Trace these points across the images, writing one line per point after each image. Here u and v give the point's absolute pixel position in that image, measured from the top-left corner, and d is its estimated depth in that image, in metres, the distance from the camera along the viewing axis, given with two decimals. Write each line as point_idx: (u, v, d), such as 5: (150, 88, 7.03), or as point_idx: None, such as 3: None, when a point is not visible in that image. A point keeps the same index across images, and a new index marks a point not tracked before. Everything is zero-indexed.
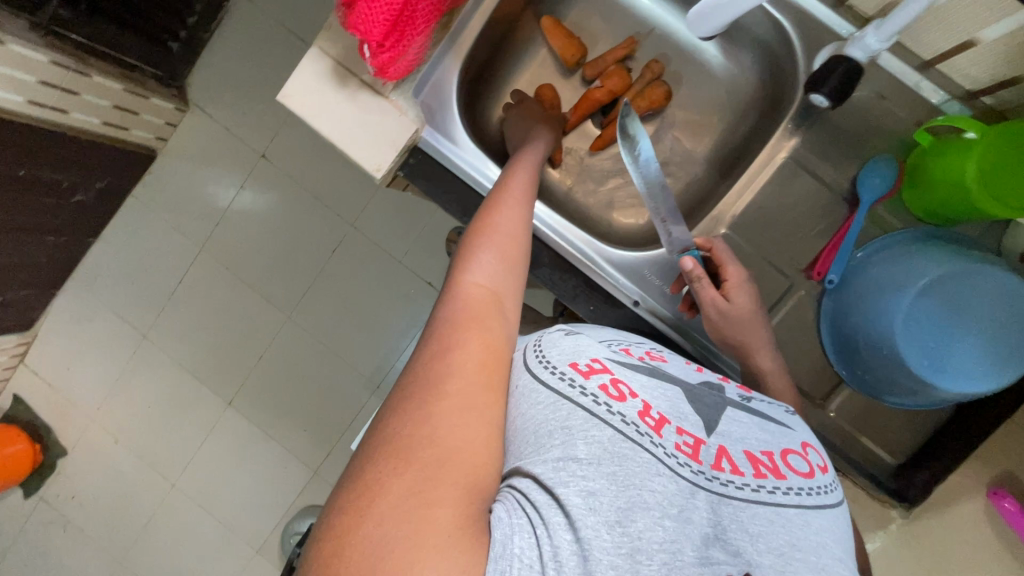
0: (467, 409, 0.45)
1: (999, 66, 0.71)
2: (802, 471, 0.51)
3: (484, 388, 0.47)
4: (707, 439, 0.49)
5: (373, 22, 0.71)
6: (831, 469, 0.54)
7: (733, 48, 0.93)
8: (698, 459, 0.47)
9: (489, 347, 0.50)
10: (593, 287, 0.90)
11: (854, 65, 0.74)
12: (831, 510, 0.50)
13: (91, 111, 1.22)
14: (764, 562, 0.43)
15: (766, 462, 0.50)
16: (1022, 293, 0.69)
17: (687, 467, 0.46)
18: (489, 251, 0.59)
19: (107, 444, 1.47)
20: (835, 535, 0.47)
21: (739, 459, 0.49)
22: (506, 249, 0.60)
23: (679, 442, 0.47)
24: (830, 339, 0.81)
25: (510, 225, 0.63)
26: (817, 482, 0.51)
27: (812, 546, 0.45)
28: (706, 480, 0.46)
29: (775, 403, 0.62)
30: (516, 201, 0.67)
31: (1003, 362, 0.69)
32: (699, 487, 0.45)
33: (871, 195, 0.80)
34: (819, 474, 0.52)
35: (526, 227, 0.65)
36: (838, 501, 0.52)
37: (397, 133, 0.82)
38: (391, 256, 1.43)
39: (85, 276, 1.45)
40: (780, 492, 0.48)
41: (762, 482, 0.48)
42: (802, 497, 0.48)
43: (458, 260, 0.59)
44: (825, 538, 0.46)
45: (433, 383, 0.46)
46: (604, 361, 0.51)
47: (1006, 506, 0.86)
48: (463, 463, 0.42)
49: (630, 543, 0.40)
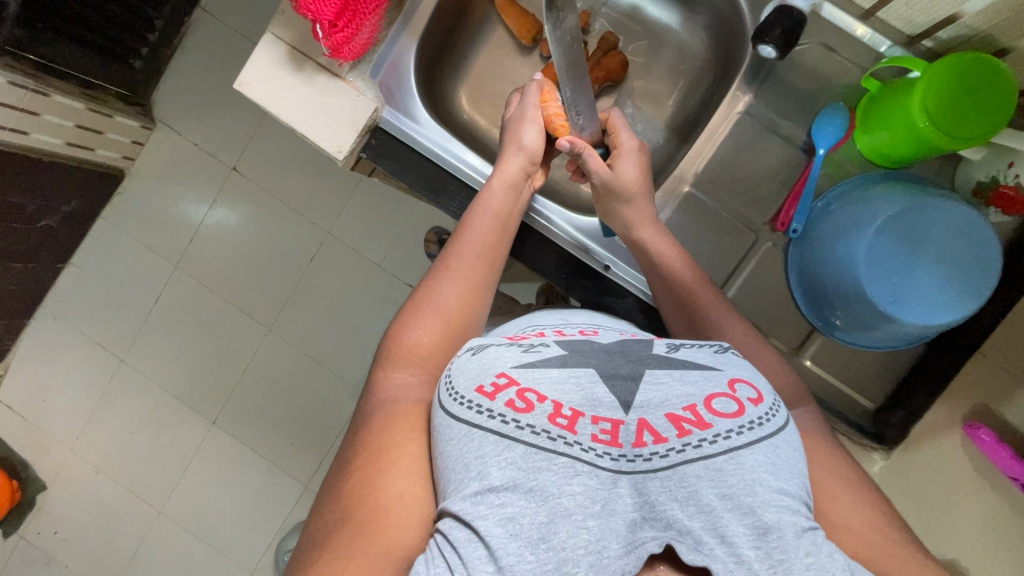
0: (379, 474, 0.46)
1: (932, 9, 0.66)
2: (729, 411, 0.43)
3: (398, 458, 0.47)
4: (626, 418, 0.43)
5: (323, 1, 0.64)
6: (770, 395, 0.45)
7: (684, 12, 0.89)
8: (618, 444, 0.42)
9: (406, 414, 0.51)
10: (563, 255, 0.81)
11: (797, 13, 0.70)
12: (770, 442, 0.42)
13: (53, 131, 1.18)
14: (697, 526, 0.39)
15: (689, 416, 0.43)
16: (974, 220, 0.64)
17: (607, 457, 0.41)
18: (422, 323, 0.60)
19: (89, 475, 1.46)
20: (778, 470, 0.41)
21: (661, 425, 0.42)
22: (437, 324, 0.60)
23: (596, 434, 0.42)
24: (797, 285, 0.76)
25: (450, 295, 0.63)
26: (749, 417, 0.43)
27: (746, 489, 0.40)
28: (629, 463, 0.41)
29: (705, 344, 0.51)
30: (470, 257, 0.66)
31: (962, 291, 0.65)
32: (620, 474, 0.41)
33: (827, 140, 0.75)
34: (751, 407, 0.43)
35: (469, 293, 0.64)
36: (782, 426, 0.44)
37: (355, 113, 0.74)
38: (365, 261, 1.40)
39: (54, 304, 1.44)
40: (706, 445, 0.41)
41: (687, 440, 0.41)
42: (734, 438, 0.41)
43: (395, 327, 0.61)
44: (761, 474, 0.40)
45: (373, 456, 0.47)
46: (510, 370, 0.45)
47: (983, 438, 0.73)
48: (388, 535, 0.42)
49: (554, 558, 0.37)
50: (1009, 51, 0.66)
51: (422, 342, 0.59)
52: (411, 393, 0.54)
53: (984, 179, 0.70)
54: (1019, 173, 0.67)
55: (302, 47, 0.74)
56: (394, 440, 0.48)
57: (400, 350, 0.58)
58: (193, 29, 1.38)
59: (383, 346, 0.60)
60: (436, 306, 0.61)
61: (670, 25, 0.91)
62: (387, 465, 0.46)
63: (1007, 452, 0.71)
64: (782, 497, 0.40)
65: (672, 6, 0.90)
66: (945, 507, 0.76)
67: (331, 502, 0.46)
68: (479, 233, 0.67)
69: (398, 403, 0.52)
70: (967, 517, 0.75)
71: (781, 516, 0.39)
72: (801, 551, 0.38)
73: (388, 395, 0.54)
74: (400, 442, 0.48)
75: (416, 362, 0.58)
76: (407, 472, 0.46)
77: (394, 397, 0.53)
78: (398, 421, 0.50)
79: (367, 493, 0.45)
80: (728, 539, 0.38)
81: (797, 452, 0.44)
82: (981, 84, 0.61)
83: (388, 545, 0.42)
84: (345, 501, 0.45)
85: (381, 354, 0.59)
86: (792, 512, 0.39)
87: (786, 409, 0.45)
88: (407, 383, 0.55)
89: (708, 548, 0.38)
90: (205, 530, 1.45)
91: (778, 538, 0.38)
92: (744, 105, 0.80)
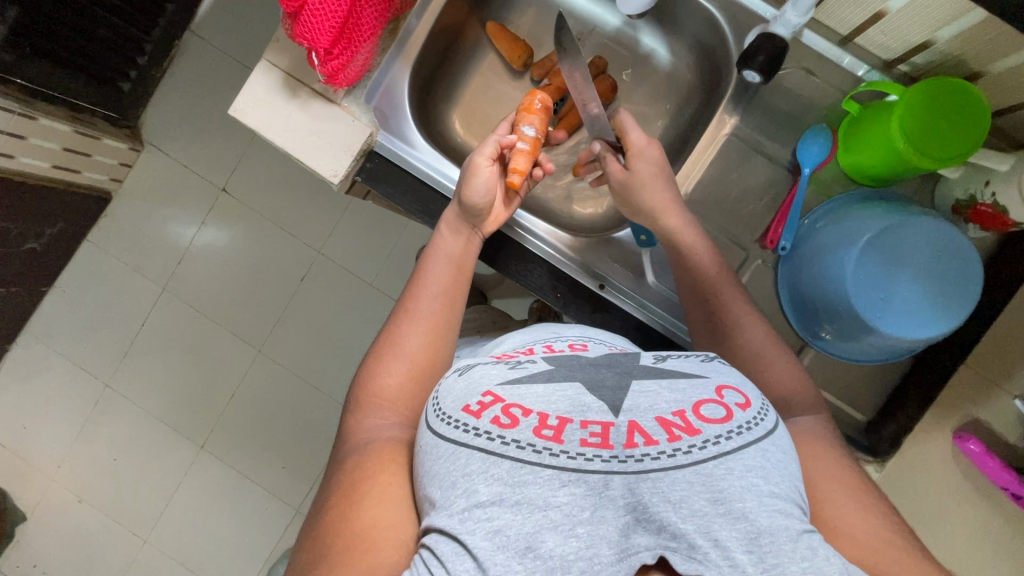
0: (356, 505, 0.46)
1: (909, 35, 0.69)
2: (718, 417, 0.43)
3: (372, 490, 0.47)
4: (616, 420, 0.43)
5: (320, 30, 0.66)
6: (757, 403, 0.46)
7: (673, 37, 0.91)
8: (608, 446, 0.42)
9: (381, 451, 0.51)
10: (558, 275, 0.82)
11: (779, 41, 0.73)
12: (758, 446, 0.43)
13: (38, 154, 1.17)
14: (689, 529, 0.39)
15: (678, 421, 0.43)
16: (954, 240, 0.67)
17: (597, 459, 0.41)
18: (389, 363, 0.60)
19: (71, 504, 1.41)
20: (772, 474, 0.42)
21: (651, 428, 0.43)
22: (404, 364, 0.60)
23: (585, 438, 0.42)
24: (787, 298, 0.78)
25: (415, 338, 0.62)
26: (737, 423, 0.43)
27: (738, 490, 0.40)
28: (620, 464, 0.41)
29: (693, 354, 0.52)
30: (439, 303, 0.65)
31: (944, 310, 0.67)
32: (612, 475, 0.41)
33: (811, 160, 0.77)
34: (738, 412, 0.44)
35: (438, 331, 0.63)
36: (772, 430, 0.44)
37: (349, 137, 0.75)
38: (358, 281, 1.40)
39: (37, 329, 1.41)
40: (696, 449, 0.41)
41: (677, 445, 0.41)
42: (723, 443, 0.42)
43: (362, 369, 0.61)
44: (752, 478, 0.41)
45: (352, 488, 0.47)
46: (496, 388, 0.45)
47: (972, 449, 0.73)
48: (366, 561, 0.42)
49: (542, 567, 0.38)
50: (981, 75, 0.69)
51: (391, 383, 0.58)
52: (387, 432, 0.54)
53: (963, 197, 0.73)
54: (995, 192, 0.69)
55: (296, 73, 0.75)
56: (368, 474, 0.48)
57: (371, 394, 0.58)
58: (182, 53, 1.38)
59: (352, 393, 0.60)
60: (401, 349, 0.61)
61: (656, 49, 0.94)
62: (364, 497, 0.46)
63: (995, 463, 0.72)
64: (774, 501, 0.40)
65: (658, 32, 0.92)
66: (939, 516, 0.76)
67: (306, 546, 0.45)
68: (435, 275, 0.67)
69: (373, 442, 0.52)
70: (959, 528, 0.76)
71: (773, 520, 0.39)
72: (795, 555, 0.38)
73: (362, 438, 0.54)
74: (376, 475, 0.48)
75: (388, 404, 0.57)
76: (381, 501, 0.46)
77: (368, 439, 0.53)
78: (373, 459, 0.50)
79: (342, 527, 0.45)
80: (720, 543, 0.38)
81: (788, 455, 0.44)
82: (963, 114, 0.64)
83: (369, 568, 0.41)
84: (320, 539, 0.45)
85: (353, 401, 0.58)
86: (786, 516, 0.40)
87: (774, 413, 0.46)
88: (379, 423, 0.55)
89: (701, 553, 0.38)
90: (191, 559, 1.41)
91: (771, 541, 0.38)
92: (731, 127, 0.82)
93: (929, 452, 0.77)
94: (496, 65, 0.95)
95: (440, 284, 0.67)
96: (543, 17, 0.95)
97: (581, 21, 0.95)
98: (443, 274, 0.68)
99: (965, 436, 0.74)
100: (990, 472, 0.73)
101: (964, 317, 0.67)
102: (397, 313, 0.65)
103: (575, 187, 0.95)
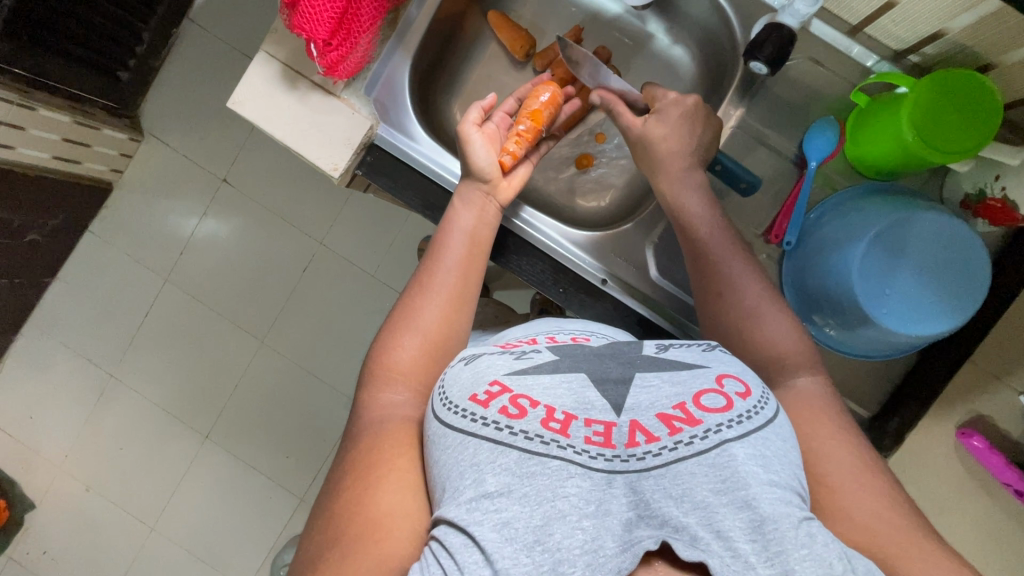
0: (370, 490, 0.46)
1: (921, 25, 0.68)
2: (718, 407, 0.43)
3: (387, 474, 0.47)
4: (618, 420, 0.43)
5: (318, 21, 0.66)
6: (757, 392, 0.46)
7: (678, 27, 0.90)
8: (611, 445, 0.42)
9: (395, 433, 0.51)
10: (560, 269, 0.82)
11: (786, 31, 0.72)
12: (759, 435, 0.43)
13: (38, 145, 1.16)
14: (692, 521, 0.39)
15: (679, 414, 0.43)
16: (963, 237, 0.66)
17: (600, 458, 0.41)
18: (407, 338, 0.59)
19: (79, 493, 1.43)
20: (776, 463, 0.42)
21: (653, 425, 0.43)
22: (422, 339, 0.60)
23: (589, 436, 0.42)
24: (791, 292, 0.77)
25: (435, 318, 0.61)
26: (737, 413, 0.43)
27: (739, 478, 0.40)
28: (622, 463, 0.41)
29: (694, 344, 0.52)
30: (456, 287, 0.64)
31: (951, 306, 0.66)
32: (615, 473, 0.41)
33: (819, 153, 0.76)
34: (739, 402, 0.44)
35: (454, 315, 0.62)
36: (772, 419, 0.44)
37: (350, 130, 0.76)
38: (359, 273, 1.40)
39: (41, 321, 1.42)
40: (698, 441, 0.41)
41: (679, 438, 0.42)
42: (724, 432, 0.42)
43: (379, 341, 0.61)
44: (754, 468, 0.40)
45: (367, 471, 0.47)
46: (502, 378, 0.45)
47: (976, 445, 0.74)
48: (381, 547, 0.42)
49: (550, 559, 0.37)
50: (993, 66, 0.68)
51: (407, 357, 0.58)
52: (400, 411, 0.54)
53: (972, 190, 0.73)
54: (1004, 186, 0.69)
55: (295, 65, 0.74)
56: (383, 456, 0.48)
57: (385, 368, 0.58)
58: (180, 42, 1.37)
59: (367, 366, 0.59)
60: (420, 325, 0.60)
61: (660, 39, 0.92)
62: (377, 481, 0.46)
63: (999, 459, 0.73)
64: (775, 490, 0.40)
65: (663, 22, 0.91)
66: (942, 510, 0.77)
67: (321, 524, 0.46)
68: (457, 250, 0.67)
69: (388, 422, 0.52)
70: (960, 521, 0.76)
71: (776, 508, 0.39)
72: (798, 543, 0.38)
73: (377, 416, 0.53)
74: (390, 458, 0.48)
75: (402, 378, 0.57)
76: (397, 486, 0.46)
77: (382, 417, 0.53)
78: (388, 440, 0.50)
79: (357, 510, 0.45)
80: (724, 533, 0.38)
81: (787, 444, 0.44)
82: (974, 108, 0.63)
83: (380, 558, 0.42)
84: (335, 519, 0.45)
85: (366, 374, 0.58)
86: (787, 505, 0.39)
87: (775, 402, 0.46)
88: (396, 401, 0.55)
89: (704, 543, 0.38)
90: (199, 547, 1.43)
91: (774, 529, 0.38)
92: (736, 119, 0.80)
93: (931, 445, 0.77)
94: (497, 54, 0.94)
95: (458, 258, 0.66)
96: (545, 6, 0.94)
97: (585, 10, 0.93)
98: (465, 255, 0.67)
99: (970, 432, 0.75)
100: (990, 466, 0.74)
101: (970, 314, 0.67)
102: (423, 281, 0.64)
103: (578, 180, 0.94)
